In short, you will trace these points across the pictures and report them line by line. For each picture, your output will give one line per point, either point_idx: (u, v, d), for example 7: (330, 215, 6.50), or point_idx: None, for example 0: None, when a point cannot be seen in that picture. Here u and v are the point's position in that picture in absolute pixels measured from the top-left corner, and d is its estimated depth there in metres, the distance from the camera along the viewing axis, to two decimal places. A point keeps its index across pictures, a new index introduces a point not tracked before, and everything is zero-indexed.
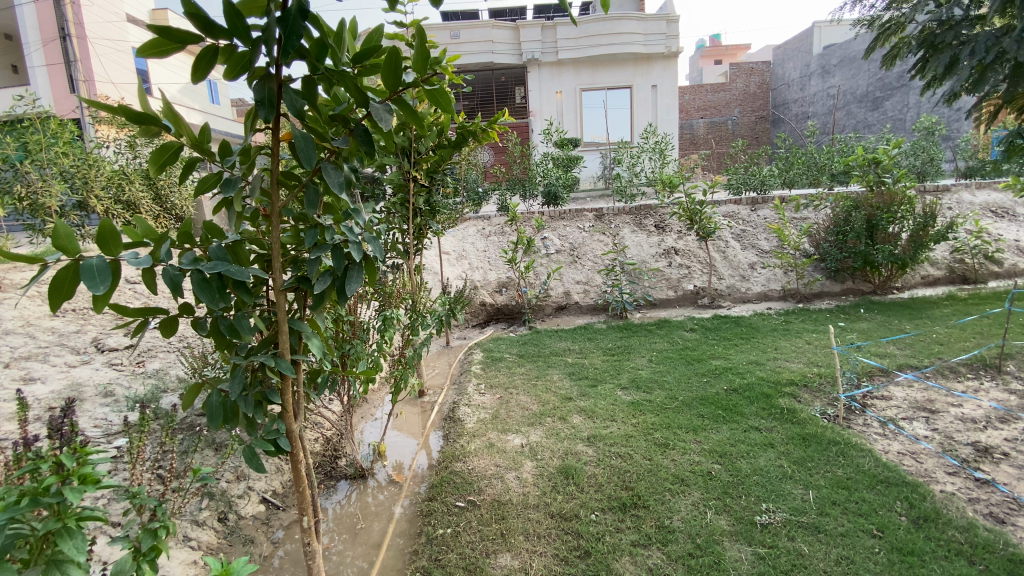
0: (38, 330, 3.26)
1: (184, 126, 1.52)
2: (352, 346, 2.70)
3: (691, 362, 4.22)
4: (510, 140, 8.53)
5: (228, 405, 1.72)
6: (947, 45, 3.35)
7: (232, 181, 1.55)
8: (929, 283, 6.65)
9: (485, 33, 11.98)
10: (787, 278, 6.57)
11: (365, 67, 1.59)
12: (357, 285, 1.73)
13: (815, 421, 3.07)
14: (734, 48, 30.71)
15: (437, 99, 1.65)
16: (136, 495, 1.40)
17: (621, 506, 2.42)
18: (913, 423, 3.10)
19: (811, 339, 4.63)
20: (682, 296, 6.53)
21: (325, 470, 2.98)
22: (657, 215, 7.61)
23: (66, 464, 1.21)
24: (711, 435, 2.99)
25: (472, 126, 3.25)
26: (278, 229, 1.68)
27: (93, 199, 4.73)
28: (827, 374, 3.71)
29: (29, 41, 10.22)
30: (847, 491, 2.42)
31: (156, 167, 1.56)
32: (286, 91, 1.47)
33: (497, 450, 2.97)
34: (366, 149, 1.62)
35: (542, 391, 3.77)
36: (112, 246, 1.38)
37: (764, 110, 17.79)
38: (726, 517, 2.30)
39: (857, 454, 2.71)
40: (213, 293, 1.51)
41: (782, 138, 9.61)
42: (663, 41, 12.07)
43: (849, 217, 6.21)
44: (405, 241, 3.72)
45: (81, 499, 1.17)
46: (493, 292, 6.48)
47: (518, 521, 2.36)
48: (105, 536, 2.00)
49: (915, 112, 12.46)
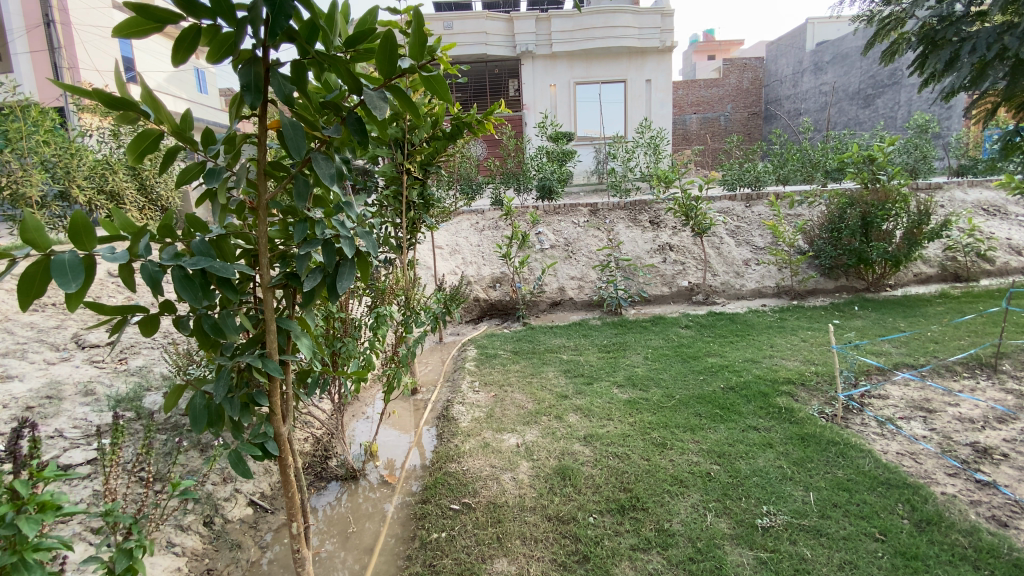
0: (16, 325, 3.13)
1: (165, 113, 1.44)
2: (343, 344, 2.65)
3: (688, 360, 4.18)
4: (504, 133, 8.42)
5: (212, 408, 1.65)
6: (947, 41, 3.29)
7: (215, 171, 1.45)
8: (922, 281, 6.69)
9: (478, 25, 11.86)
10: (782, 274, 6.56)
11: (358, 52, 1.52)
12: (349, 282, 1.64)
13: (813, 420, 3.04)
14: (728, 44, 30.76)
15: (435, 87, 1.58)
16: (109, 514, 1.37)
17: (620, 508, 2.37)
18: (910, 422, 3.09)
19: (807, 337, 4.61)
20: (677, 293, 6.50)
21: (315, 471, 2.92)
22: (653, 211, 7.57)
23: (19, 494, 1.18)
24: (708, 435, 2.95)
25: (467, 117, 3.20)
26: (265, 223, 1.59)
27: (75, 189, 4.58)
28: (824, 373, 3.69)
29: (10, 27, 9.87)
30: (848, 493, 2.40)
31: (134, 156, 1.47)
32: (273, 75, 1.39)
33: (492, 450, 2.90)
34: (359, 138, 1.55)
35: (537, 389, 3.71)
36: (86, 240, 1.29)
37: (757, 106, 17.80)
38: (726, 520, 2.26)
39: (856, 454, 2.69)
40: (195, 291, 1.44)
41: (776, 135, 9.61)
42: (657, 35, 12.01)
43: (843, 214, 6.20)
44: (398, 235, 3.63)
45: (36, 530, 1.15)
46: (487, 287, 6.41)
47: (515, 524, 2.30)
48: (83, 544, 1.91)
49: (907, 110, 12.54)
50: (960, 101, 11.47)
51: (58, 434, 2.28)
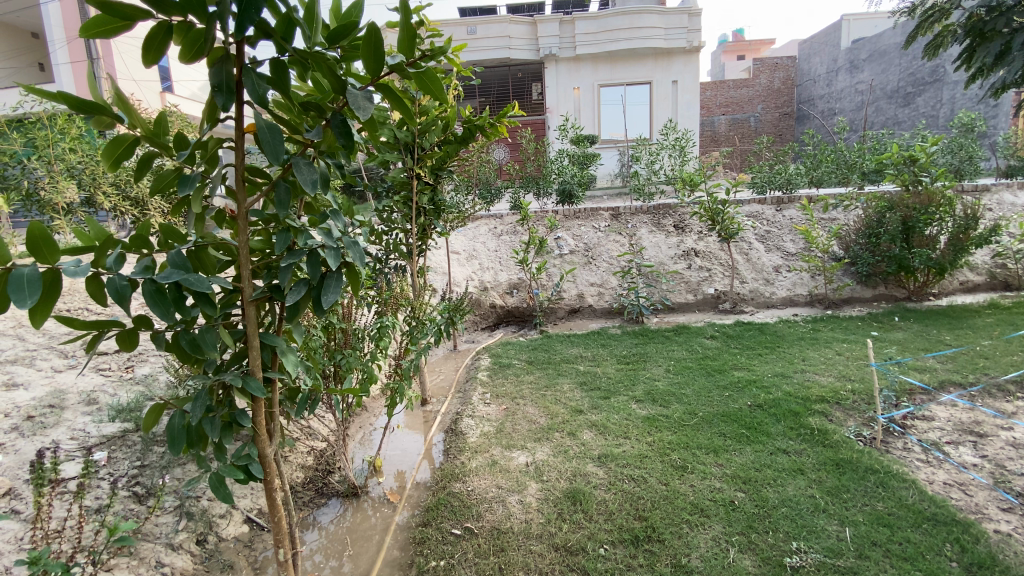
0: (28, 331, 3.13)
1: (138, 116, 1.35)
2: (343, 356, 2.55)
3: (712, 373, 3.96)
4: (524, 136, 8.31)
5: (192, 429, 1.54)
6: (997, 33, 2.99)
7: (190, 178, 1.36)
8: (968, 290, 6.28)
9: (502, 29, 11.85)
10: (815, 282, 6.24)
11: (344, 49, 1.40)
12: (335, 295, 1.51)
13: (850, 444, 2.79)
14: (759, 43, 29.96)
15: (427, 84, 1.46)
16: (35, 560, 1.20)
17: (633, 539, 2.19)
18: (959, 448, 2.81)
19: (842, 349, 4.33)
20: (702, 300, 6.25)
21: (316, 487, 2.85)
22: (677, 214, 7.30)
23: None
24: (733, 458, 2.74)
25: (479, 120, 3.10)
26: (246, 233, 1.49)
27: (99, 196, 4.63)
28: (862, 391, 3.41)
29: (53, 39, 10.33)
30: (889, 529, 2.17)
31: (108, 162, 1.38)
32: (247, 74, 1.28)
33: (500, 470, 2.76)
34: (343, 141, 1.44)
35: (551, 403, 3.55)
36: (48, 253, 1.20)
37: (788, 107, 17.23)
38: (750, 557, 2.06)
39: (899, 485, 2.44)
40: (168, 306, 1.33)
41: (810, 136, 9.19)
42: (684, 35, 11.68)
43: (882, 218, 5.84)
44: (408, 242, 3.52)
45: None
46: (504, 293, 6.30)
47: (518, 554, 2.15)
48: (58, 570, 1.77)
49: (950, 108, 11.90)
50: (1010, 98, 10.81)
51: (54, 446, 2.23)
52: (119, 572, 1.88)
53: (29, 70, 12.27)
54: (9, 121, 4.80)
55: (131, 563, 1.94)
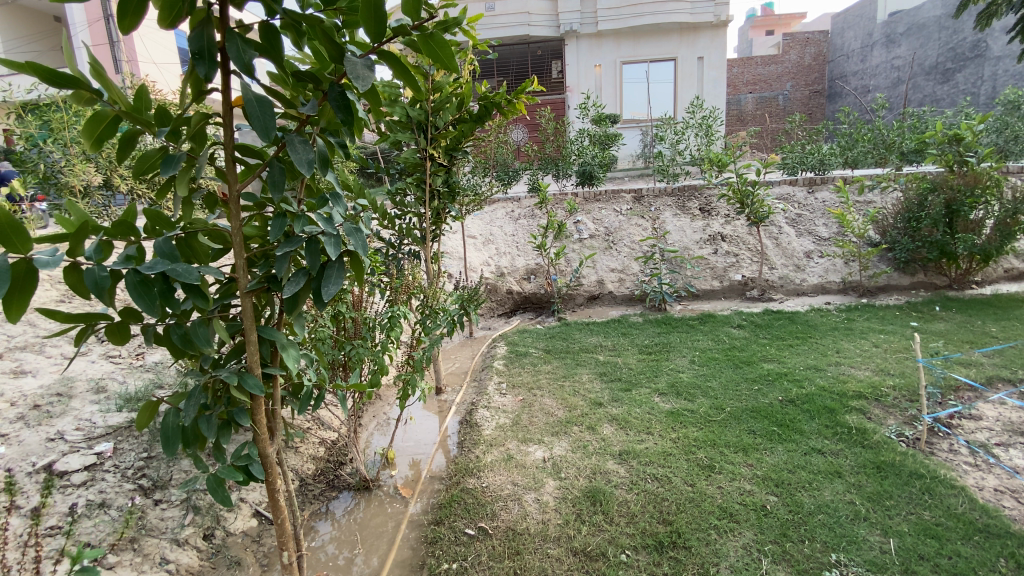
0: (39, 317, 3.11)
1: (117, 91, 1.22)
2: (353, 346, 2.44)
3: (740, 365, 3.77)
4: (543, 115, 8.03)
5: (188, 429, 1.43)
6: None
7: (173, 158, 1.23)
8: (1013, 278, 5.93)
9: (521, 4, 11.51)
10: (849, 268, 5.93)
11: (340, 8, 1.24)
12: (336, 286, 1.37)
13: (891, 446, 2.60)
14: (789, 18, 28.63)
15: (435, 50, 1.27)
16: None
17: (657, 545, 2.06)
18: (1009, 451, 2.60)
19: (878, 341, 4.09)
20: (728, 287, 6.01)
21: (327, 479, 2.78)
22: (703, 196, 7.00)
23: None
24: (764, 458, 2.58)
25: (496, 97, 2.90)
26: (240, 218, 1.36)
27: (116, 178, 4.45)
28: (903, 387, 3.19)
29: (75, 21, 10.47)
30: (937, 542, 1.99)
31: (89, 142, 1.26)
32: (230, 39, 1.13)
33: (516, 465, 2.64)
34: (342, 116, 1.27)
35: (569, 394, 3.42)
36: (18, 242, 1.07)
37: (818, 85, 16.50)
38: (785, 568, 1.91)
39: (946, 492, 2.25)
40: (154, 299, 1.20)
41: (845, 113, 8.70)
42: (711, 8, 11.10)
43: (924, 201, 5.49)
44: (422, 226, 3.39)
45: None
46: (521, 279, 6.15)
47: (534, 557, 2.04)
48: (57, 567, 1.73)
49: (992, 85, 11.19)
50: None
51: (59, 437, 2.19)
52: (122, 570, 1.83)
53: (51, 53, 12.46)
54: (26, 104, 4.80)
55: (134, 560, 1.89)
